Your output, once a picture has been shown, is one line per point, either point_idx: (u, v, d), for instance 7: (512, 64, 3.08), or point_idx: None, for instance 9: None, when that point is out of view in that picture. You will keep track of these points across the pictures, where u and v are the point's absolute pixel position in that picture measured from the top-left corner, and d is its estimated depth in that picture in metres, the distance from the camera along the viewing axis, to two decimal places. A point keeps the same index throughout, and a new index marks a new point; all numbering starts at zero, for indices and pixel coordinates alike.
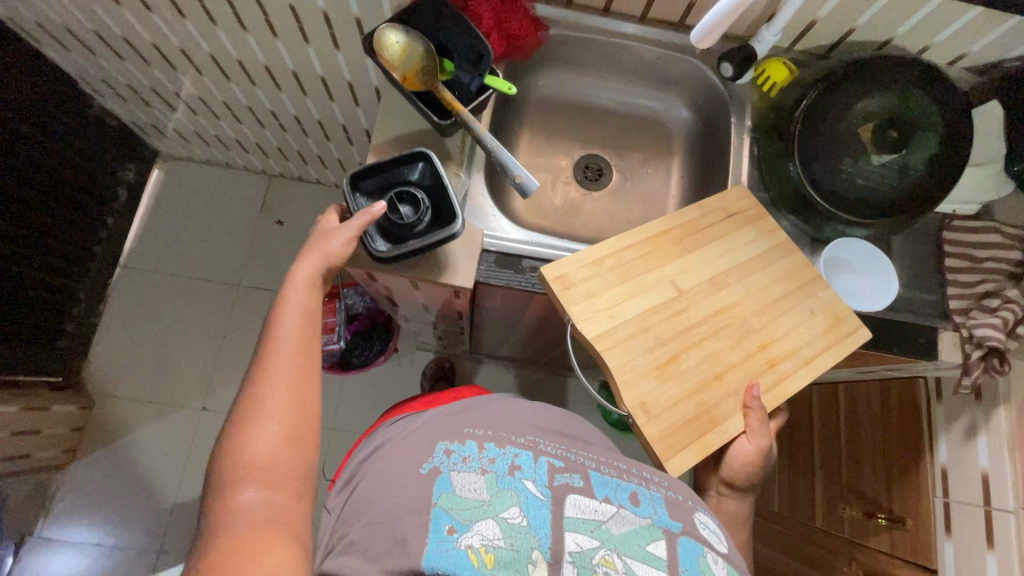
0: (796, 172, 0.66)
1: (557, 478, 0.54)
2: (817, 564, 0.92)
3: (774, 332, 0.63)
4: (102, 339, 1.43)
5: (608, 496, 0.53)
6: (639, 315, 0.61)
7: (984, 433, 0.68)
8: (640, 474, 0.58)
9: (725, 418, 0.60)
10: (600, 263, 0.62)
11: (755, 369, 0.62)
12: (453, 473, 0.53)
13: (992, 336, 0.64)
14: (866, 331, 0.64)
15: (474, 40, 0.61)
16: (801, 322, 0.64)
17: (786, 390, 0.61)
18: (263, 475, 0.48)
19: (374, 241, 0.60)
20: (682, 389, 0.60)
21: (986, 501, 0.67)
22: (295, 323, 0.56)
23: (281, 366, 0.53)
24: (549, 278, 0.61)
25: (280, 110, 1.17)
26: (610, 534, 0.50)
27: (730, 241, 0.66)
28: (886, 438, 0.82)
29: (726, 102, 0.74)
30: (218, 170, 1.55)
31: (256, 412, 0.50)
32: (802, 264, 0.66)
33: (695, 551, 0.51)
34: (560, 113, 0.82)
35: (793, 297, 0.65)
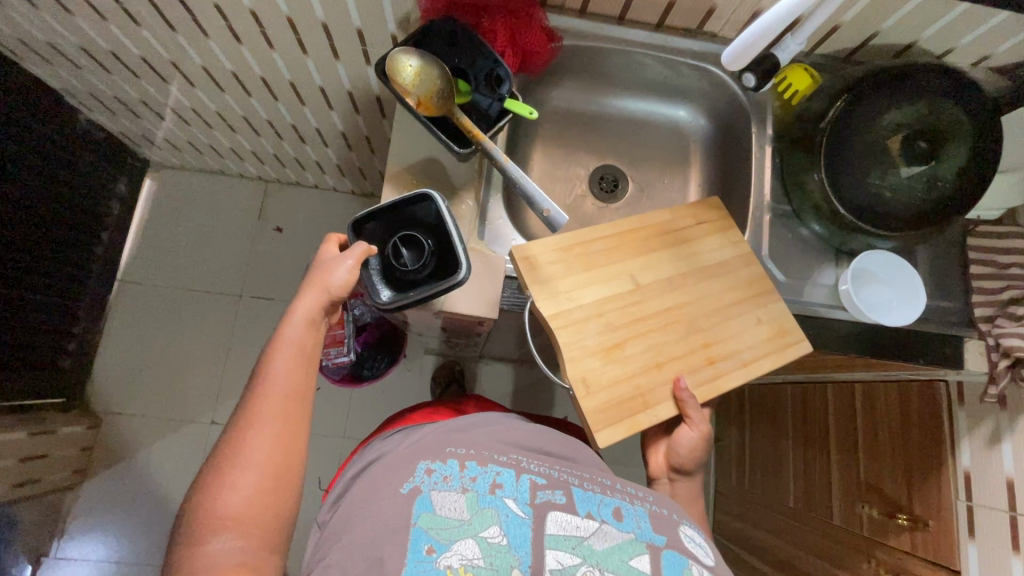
0: (821, 184, 0.65)
1: (539, 495, 0.53)
2: (837, 561, 0.93)
3: (722, 332, 0.61)
4: (104, 356, 1.40)
5: (592, 511, 0.54)
6: (595, 300, 0.60)
7: (1009, 439, 0.69)
8: (624, 489, 0.59)
9: (658, 401, 0.57)
10: (566, 250, 0.61)
11: (696, 365, 0.59)
12: (432, 492, 0.52)
13: (1019, 346, 0.64)
14: (808, 346, 0.61)
15: (492, 63, 0.60)
16: (747, 330, 0.61)
17: (722, 388, 0.59)
18: (237, 525, 0.48)
19: (378, 289, 0.60)
20: (627, 370, 0.58)
21: (1011, 506, 0.68)
22: (282, 363, 0.55)
23: (265, 408, 0.53)
24: (517, 258, 0.59)
25: (277, 118, 1.14)
26: (592, 549, 0.50)
27: (698, 245, 0.64)
28: (905, 439, 0.83)
29: (747, 110, 0.72)
30: (212, 178, 1.51)
31: (235, 457, 0.51)
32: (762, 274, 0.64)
33: (678, 562, 0.52)
34: (574, 124, 0.80)
35: (747, 301, 0.63)
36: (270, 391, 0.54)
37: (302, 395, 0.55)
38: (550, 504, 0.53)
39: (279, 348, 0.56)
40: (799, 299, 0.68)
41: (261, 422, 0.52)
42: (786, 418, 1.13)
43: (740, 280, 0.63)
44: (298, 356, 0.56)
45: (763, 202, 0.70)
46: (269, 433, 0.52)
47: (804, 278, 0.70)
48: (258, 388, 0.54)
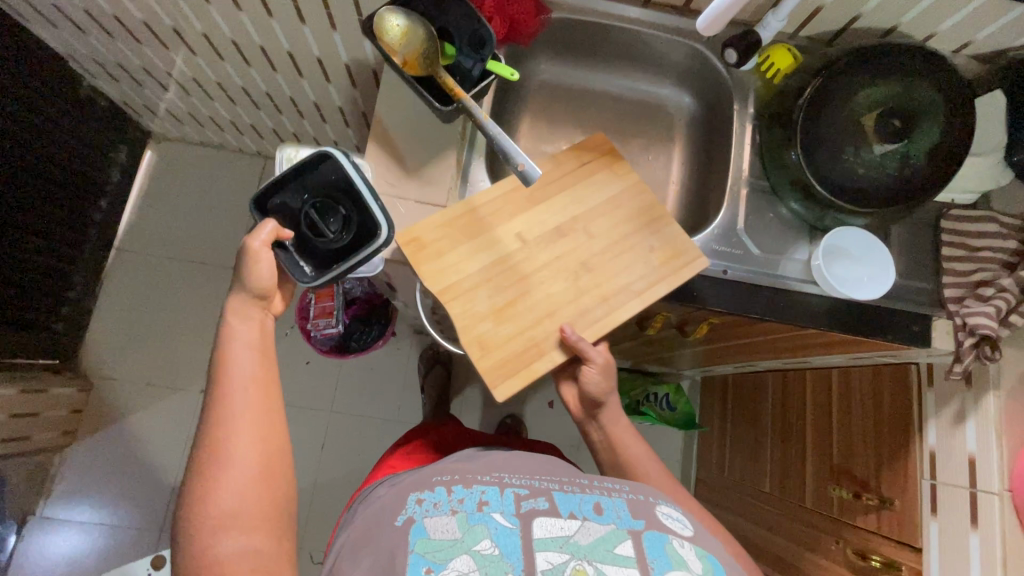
0: (799, 161, 0.66)
1: (523, 505, 0.51)
2: (808, 543, 0.94)
3: (613, 271, 0.63)
4: (98, 322, 1.42)
5: (573, 510, 0.51)
6: (487, 266, 0.61)
7: (973, 417, 0.70)
8: (603, 485, 0.56)
9: (550, 348, 0.59)
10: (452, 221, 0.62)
11: (586, 306, 0.61)
12: (425, 518, 0.50)
13: (986, 325, 0.65)
14: (706, 259, 0.63)
15: (476, 24, 0.61)
16: (639, 259, 0.63)
17: (615, 321, 0.61)
18: (235, 523, 0.50)
19: (299, 264, 0.60)
20: (519, 328, 0.59)
21: (972, 483, 0.69)
22: (247, 361, 0.57)
23: (236, 406, 0.54)
24: (404, 241, 0.61)
25: (276, 91, 1.15)
26: (579, 544, 0.48)
27: (580, 190, 0.66)
28: (878, 421, 0.84)
29: (730, 89, 0.74)
30: (212, 151, 1.53)
31: (219, 459, 0.52)
32: (652, 205, 0.66)
33: (662, 541, 0.50)
34: (562, 98, 0.81)
35: (635, 237, 0.64)
36: (234, 388, 0.55)
37: (270, 387, 0.57)
38: (535, 510, 0.51)
39: (239, 346, 0.57)
40: (772, 272, 0.70)
41: (235, 416, 0.54)
42: (765, 406, 1.14)
43: (635, 208, 0.66)
44: (256, 352, 0.58)
45: (741, 176, 0.72)
46: (243, 426, 0.53)
47: (781, 253, 0.71)
48: (225, 387, 0.55)
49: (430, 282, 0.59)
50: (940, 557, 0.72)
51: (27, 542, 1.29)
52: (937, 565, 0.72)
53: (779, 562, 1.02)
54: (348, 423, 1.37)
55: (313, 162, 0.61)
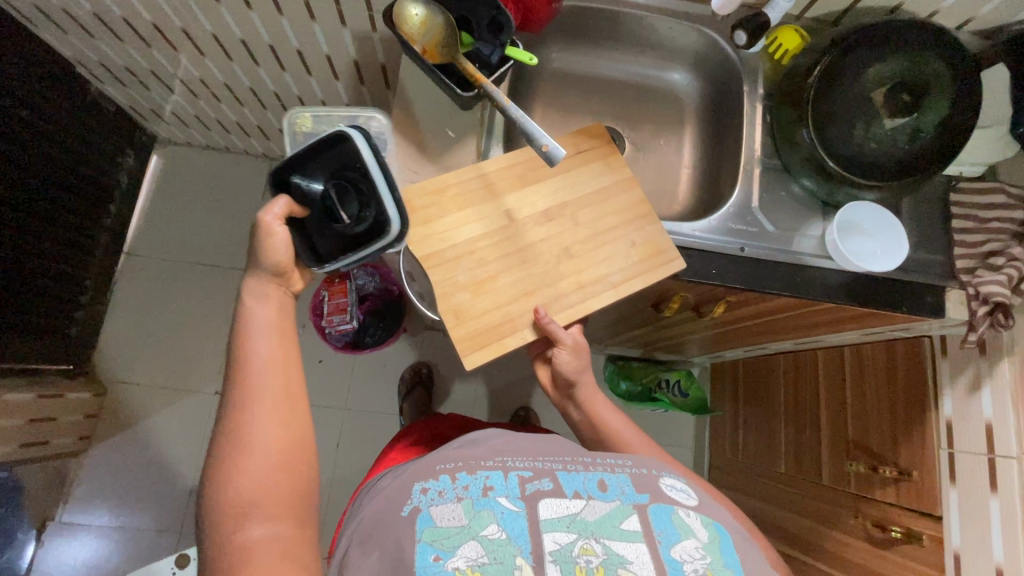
0: (810, 138, 0.68)
1: (529, 487, 0.51)
2: (827, 520, 0.96)
3: (591, 261, 0.65)
4: (110, 327, 1.42)
5: (578, 490, 0.52)
6: (467, 239, 0.64)
7: (989, 384, 0.72)
8: (606, 461, 0.57)
9: (524, 325, 0.63)
10: (440, 191, 0.64)
11: (563, 291, 0.64)
12: (432, 507, 0.50)
13: (998, 292, 0.67)
14: (682, 262, 0.66)
15: (494, 11, 0.62)
16: (620, 253, 0.66)
17: (587, 309, 0.64)
18: (265, 508, 0.50)
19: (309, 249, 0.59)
20: (495, 301, 0.63)
21: (990, 449, 0.71)
22: (269, 347, 0.57)
23: (257, 392, 0.55)
24: None
25: (284, 91, 1.16)
26: (586, 522, 0.49)
27: (572, 176, 0.68)
28: (892, 395, 0.86)
29: (738, 70, 0.75)
30: (218, 155, 1.53)
31: (243, 442, 0.52)
32: (639, 200, 0.68)
33: (667, 513, 0.51)
34: (572, 86, 0.83)
35: (619, 229, 0.67)
36: (255, 375, 0.55)
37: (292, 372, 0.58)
38: (540, 492, 0.51)
39: (258, 332, 0.58)
40: (787, 248, 0.71)
41: (256, 401, 0.54)
42: (777, 388, 1.16)
43: (625, 203, 0.68)
44: (277, 338, 0.58)
45: (753, 156, 0.73)
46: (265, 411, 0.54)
47: (795, 230, 0.72)
48: (247, 375, 0.55)
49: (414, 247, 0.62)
50: (961, 523, 0.73)
51: (46, 548, 1.30)
52: (959, 531, 0.73)
53: (796, 540, 1.03)
54: (362, 420, 1.38)
55: (332, 137, 0.56)
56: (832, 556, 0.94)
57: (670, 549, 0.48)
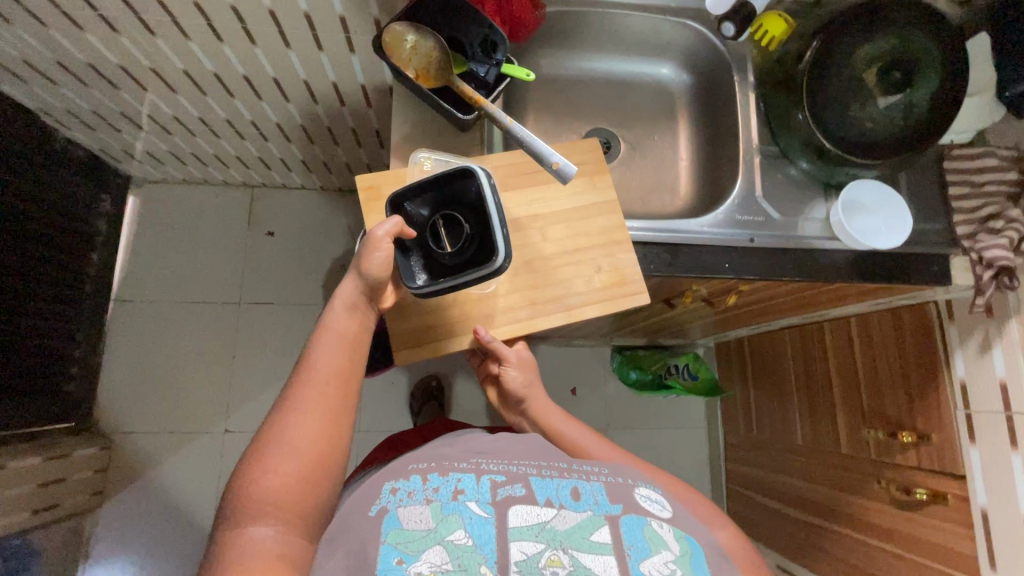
0: (806, 120, 0.69)
1: (500, 492, 0.49)
2: (850, 487, 0.98)
3: (549, 279, 0.66)
4: (108, 378, 1.39)
5: (551, 497, 0.49)
6: None
7: (999, 345, 0.75)
8: (581, 468, 0.55)
9: (463, 332, 0.65)
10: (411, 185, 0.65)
11: (513, 303, 0.65)
12: (399, 507, 0.47)
13: (1002, 256, 0.69)
14: (645, 296, 0.65)
15: (485, 29, 0.61)
16: (583, 276, 0.66)
17: (532, 327, 0.65)
18: (274, 506, 0.48)
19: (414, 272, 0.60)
20: (439, 303, 0.65)
21: (1007, 407, 0.73)
22: (331, 353, 0.57)
23: (315, 393, 0.54)
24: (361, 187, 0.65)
25: (261, 119, 1.13)
26: (555, 532, 0.47)
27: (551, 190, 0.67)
28: (903, 361, 0.88)
29: (727, 60, 0.76)
30: (198, 188, 1.49)
31: (278, 435, 0.52)
32: (616, 226, 0.67)
33: (640, 524, 0.48)
34: (562, 91, 0.82)
35: (589, 251, 0.66)
36: (317, 377, 0.55)
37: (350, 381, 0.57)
38: (512, 498, 0.48)
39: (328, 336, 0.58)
40: (793, 234, 0.71)
41: (310, 404, 0.53)
42: (786, 363, 1.18)
43: (602, 226, 0.67)
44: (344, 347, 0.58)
45: (751, 145, 0.74)
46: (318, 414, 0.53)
47: (798, 214, 0.72)
48: (309, 377, 0.55)
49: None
50: (985, 480, 0.75)
51: None
52: (984, 490, 0.75)
53: (820, 509, 1.06)
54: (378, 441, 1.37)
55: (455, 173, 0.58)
56: (856, 521, 0.97)
57: (639, 564, 0.45)
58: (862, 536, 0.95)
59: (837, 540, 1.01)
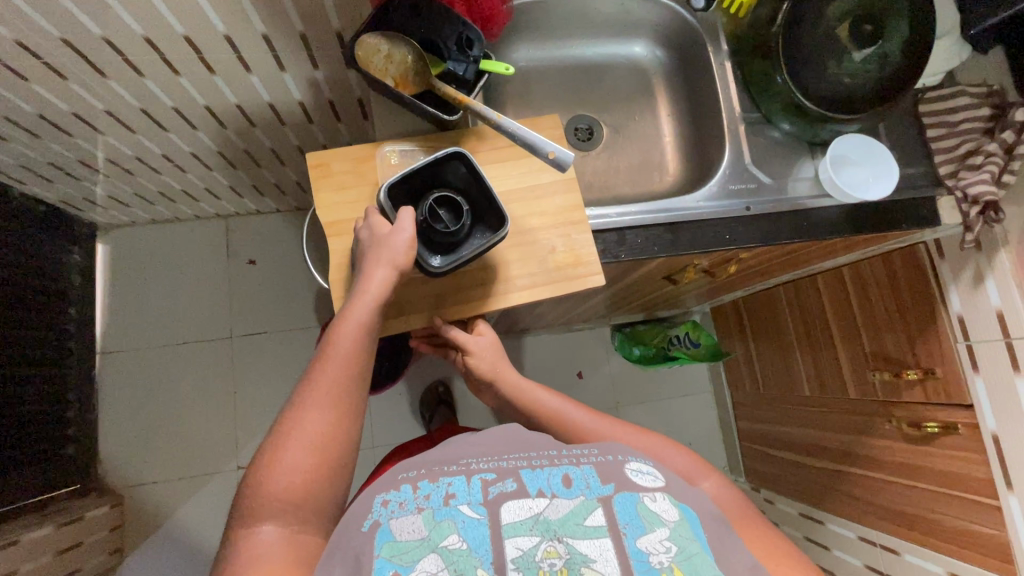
0: (785, 82, 0.69)
1: (491, 491, 0.48)
2: (861, 429, 1.02)
3: (501, 262, 0.60)
4: (106, 433, 1.35)
5: (542, 488, 0.48)
6: None
7: (991, 276, 0.78)
8: (571, 454, 0.54)
9: (412, 311, 0.60)
10: (364, 162, 0.61)
11: (464, 283, 0.60)
12: (390, 519, 0.46)
13: (986, 191, 0.71)
14: (601, 279, 0.60)
15: (460, 27, 0.60)
16: (538, 255, 0.61)
17: (484, 305, 0.60)
18: (289, 505, 0.48)
19: (424, 256, 0.57)
20: None
21: (1004, 333, 0.76)
22: (349, 346, 0.54)
23: (328, 387, 0.53)
24: (312, 163, 0.61)
25: (228, 148, 1.09)
26: (549, 522, 0.45)
27: (504, 170, 0.62)
28: (899, 302, 0.91)
29: (699, 32, 0.76)
30: (168, 226, 1.44)
31: (293, 432, 0.51)
32: (573, 203, 0.62)
33: (632, 502, 0.47)
34: (537, 83, 0.82)
35: (541, 229, 0.61)
36: (333, 370, 0.53)
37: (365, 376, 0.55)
38: (504, 494, 0.47)
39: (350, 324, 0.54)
40: (786, 196, 0.71)
41: (324, 398, 0.52)
42: (784, 319, 1.20)
43: (557, 204, 0.62)
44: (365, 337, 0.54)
45: (734, 115, 0.74)
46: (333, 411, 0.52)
47: (787, 176, 0.73)
48: (325, 371, 0.53)
49: (320, 213, 0.60)
50: (992, 406, 0.78)
51: None
52: (993, 414, 0.78)
53: (834, 454, 1.10)
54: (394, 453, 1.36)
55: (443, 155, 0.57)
56: (872, 460, 1.00)
57: (636, 541, 0.44)
58: (880, 474, 0.99)
59: (856, 481, 1.05)
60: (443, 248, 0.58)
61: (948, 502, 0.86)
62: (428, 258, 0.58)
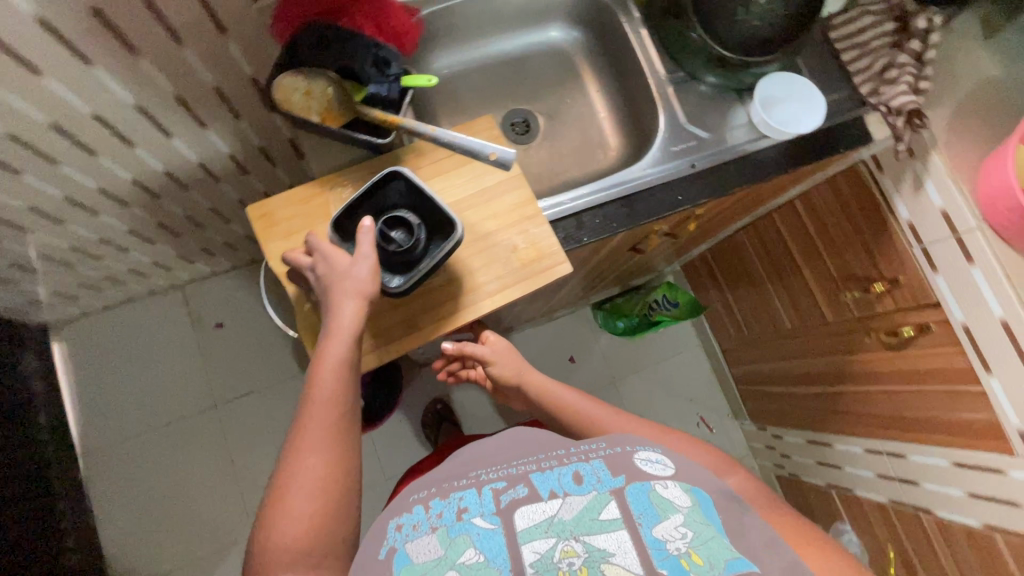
0: (700, 37, 0.71)
1: (503, 499, 0.47)
2: (845, 348, 1.05)
3: (467, 271, 0.60)
4: (109, 534, 1.29)
5: (554, 489, 0.48)
6: None
7: (929, 179, 0.81)
8: (581, 448, 0.54)
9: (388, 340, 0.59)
10: (307, 201, 0.60)
11: (435, 301, 0.60)
12: (408, 544, 0.45)
13: (909, 102, 0.73)
14: (567, 266, 0.60)
15: (372, 47, 0.59)
16: (499, 258, 0.61)
17: (460, 319, 0.59)
18: (301, 557, 0.47)
19: (385, 279, 0.57)
20: None
21: (952, 230, 0.80)
22: (331, 387, 0.53)
23: (319, 431, 0.52)
24: (255, 216, 0.59)
25: (167, 217, 1.06)
26: (563, 523, 0.45)
27: (451, 180, 0.62)
28: (852, 221, 0.94)
29: (609, 5, 0.77)
30: (124, 309, 1.39)
31: (292, 481, 0.50)
32: (525, 199, 0.62)
33: (645, 492, 0.48)
34: (464, 87, 0.82)
35: (499, 232, 0.61)
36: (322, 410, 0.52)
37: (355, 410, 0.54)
38: (516, 501, 0.47)
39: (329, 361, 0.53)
40: (727, 146, 0.73)
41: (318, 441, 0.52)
42: (751, 261, 1.24)
43: (508, 206, 0.62)
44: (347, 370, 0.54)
45: (660, 79, 0.76)
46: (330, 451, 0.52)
47: (723, 127, 0.75)
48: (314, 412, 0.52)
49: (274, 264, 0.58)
50: (957, 300, 0.82)
51: None
52: (959, 307, 0.82)
53: (826, 377, 1.13)
54: None
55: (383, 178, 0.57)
56: (862, 376, 1.04)
57: (652, 530, 0.45)
58: (873, 386, 1.02)
59: (852, 398, 1.09)
60: (402, 267, 0.57)
61: (941, 397, 0.89)
62: (390, 279, 0.57)
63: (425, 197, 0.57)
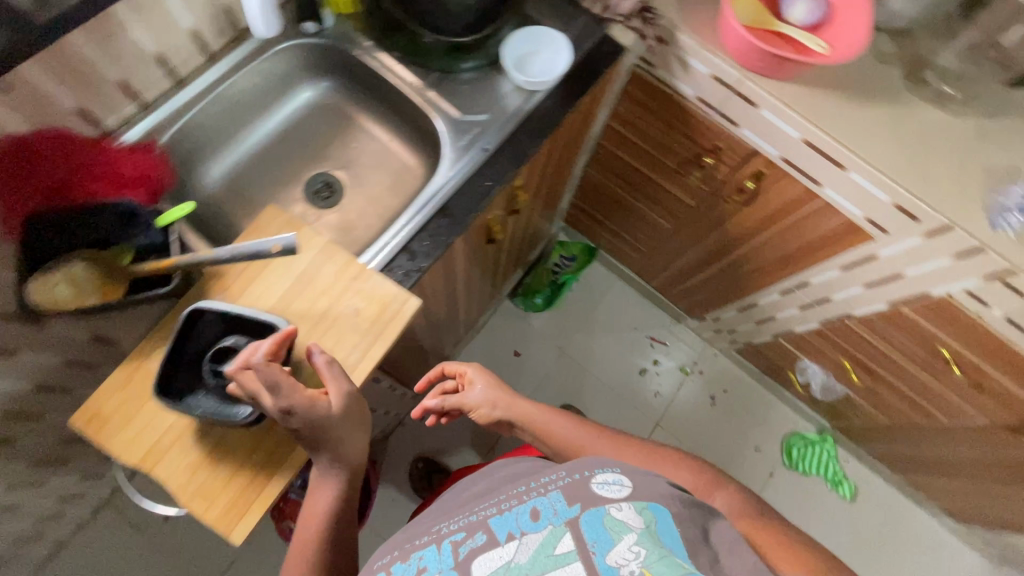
0: (432, 37, 0.76)
1: (462, 551, 0.57)
2: (717, 220, 1.12)
3: (324, 354, 0.59)
4: None
5: (511, 531, 0.56)
6: (174, 422, 0.55)
7: (690, 56, 0.85)
8: (541, 481, 0.62)
9: (281, 461, 0.55)
10: (128, 380, 0.55)
11: None
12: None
13: (630, 2, 0.79)
14: (413, 300, 0.61)
15: (110, 208, 0.59)
16: (347, 329, 0.60)
17: None
18: None
19: (239, 410, 0.54)
20: (236, 459, 0.54)
21: (728, 87, 0.85)
22: None
23: None
24: (79, 425, 0.54)
25: (40, 454, 0.96)
26: (518, 564, 0.53)
27: (265, 281, 0.60)
28: (658, 116, 1.00)
29: (337, 46, 0.77)
30: (59, 560, 1.26)
31: None
32: (345, 260, 0.62)
33: (601, 516, 0.55)
34: (250, 182, 0.81)
35: (335, 303, 0.61)
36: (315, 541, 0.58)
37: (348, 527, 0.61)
38: (474, 549, 0.56)
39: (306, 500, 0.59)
40: (506, 116, 0.76)
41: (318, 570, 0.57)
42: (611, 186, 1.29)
43: (330, 278, 0.61)
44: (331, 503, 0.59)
45: (418, 88, 0.77)
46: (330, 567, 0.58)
47: (497, 101, 0.77)
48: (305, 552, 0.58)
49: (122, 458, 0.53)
50: (766, 140, 0.89)
51: None
52: (770, 145, 0.89)
53: (719, 252, 1.20)
54: None
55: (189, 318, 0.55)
56: (742, 236, 1.11)
57: (606, 556, 0.52)
58: (754, 241, 1.10)
59: (747, 258, 1.16)
60: None
61: (805, 220, 0.97)
62: (244, 408, 0.54)
63: (244, 316, 0.56)
